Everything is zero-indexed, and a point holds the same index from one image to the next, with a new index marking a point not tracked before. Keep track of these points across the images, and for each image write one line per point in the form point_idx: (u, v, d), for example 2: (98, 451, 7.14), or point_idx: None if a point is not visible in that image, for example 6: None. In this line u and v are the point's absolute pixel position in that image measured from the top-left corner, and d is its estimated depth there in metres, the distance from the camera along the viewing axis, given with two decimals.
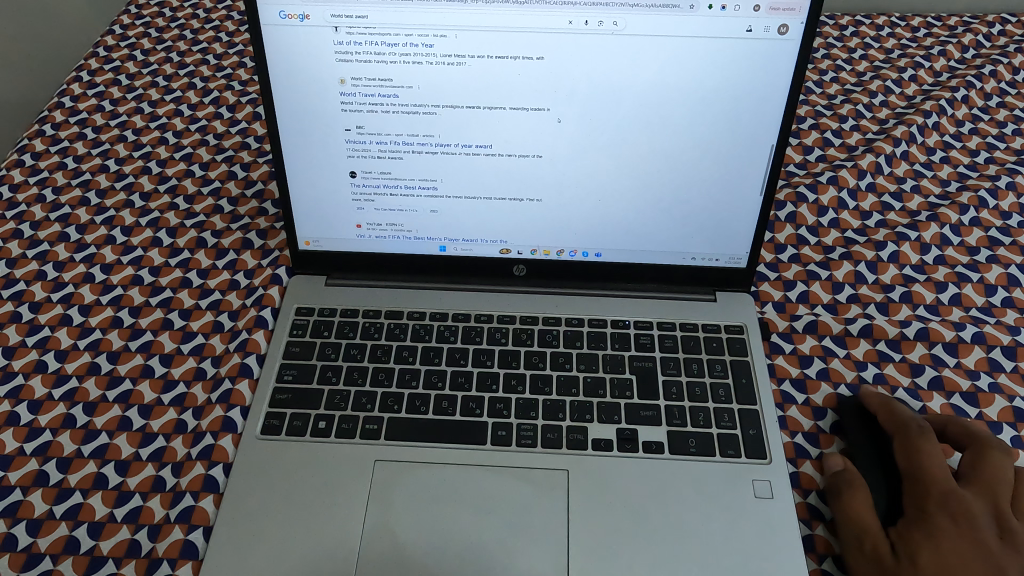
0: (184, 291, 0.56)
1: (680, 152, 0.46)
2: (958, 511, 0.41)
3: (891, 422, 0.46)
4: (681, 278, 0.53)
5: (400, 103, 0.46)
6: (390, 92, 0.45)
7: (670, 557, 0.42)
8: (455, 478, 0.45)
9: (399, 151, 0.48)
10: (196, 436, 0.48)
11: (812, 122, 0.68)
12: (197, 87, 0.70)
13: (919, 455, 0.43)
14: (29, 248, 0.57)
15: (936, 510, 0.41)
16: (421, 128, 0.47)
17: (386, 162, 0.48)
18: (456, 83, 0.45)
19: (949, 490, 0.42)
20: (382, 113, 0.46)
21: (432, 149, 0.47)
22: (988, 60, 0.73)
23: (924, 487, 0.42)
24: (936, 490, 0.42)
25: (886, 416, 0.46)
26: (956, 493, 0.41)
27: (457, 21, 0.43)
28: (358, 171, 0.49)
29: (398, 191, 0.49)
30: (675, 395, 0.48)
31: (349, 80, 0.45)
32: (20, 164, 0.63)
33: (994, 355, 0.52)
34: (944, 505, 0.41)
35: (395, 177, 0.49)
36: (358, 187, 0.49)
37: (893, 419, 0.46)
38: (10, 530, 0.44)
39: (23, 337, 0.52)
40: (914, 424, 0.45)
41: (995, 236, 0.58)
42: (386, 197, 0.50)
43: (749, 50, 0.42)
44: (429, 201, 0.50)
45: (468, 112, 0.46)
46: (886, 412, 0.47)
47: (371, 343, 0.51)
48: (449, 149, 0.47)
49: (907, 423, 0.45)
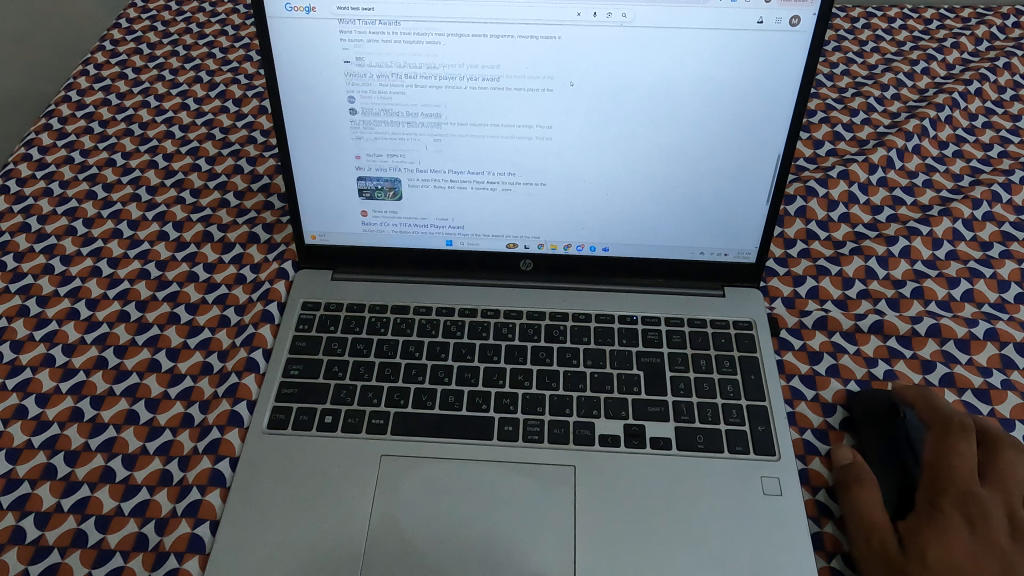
0: (190, 285, 0.55)
1: (691, 148, 0.47)
2: (973, 510, 0.41)
3: (932, 416, 0.46)
4: (689, 274, 0.53)
5: (406, 115, 0.46)
6: (399, 108, 0.46)
7: (681, 555, 0.43)
8: (474, 473, 0.45)
9: (410, 161, 0.48)
10: (202, 431, 0.47)
11: (822, 116, 0.68)
12: (204, 80, 0.69)
13: (947, 450, 0.43)
14: (36, 242, 0.56)
15: (952, 507, 0.41)
16: (432, 140, 0.47)
17: (392, 122, 0.46)
18: (467, 97, 0.45)
19: (967, 488, 0.42)
20: (392, 128, 0.46)
21: (440, 108, 0.46)
22: (1003, 52, 0.73)
23: (942, 483, 0.43)
24: (953, 488, 0.42)
25: (927, 410, 0.46)
26: (973, 492, 0.42)
27: (470, 23, 0.43)
28: (365, 133, 0.47)
29: (406, 155, 0.48)
30: (683, 390, 0.48)
31: (355, 63, 0.44)
32: (27, 158, 0.62)
33: (1007, 351, 0.52)
34: (960, 502, 0.41)
35: (403, 139, 0.47)
36: (364, 149, 0.47)
37: (931, 411, 0.46)
38: (19, 523, 0.43)
39: (31, 331, 0.51)
40: (955, 419, 0.45)
41: (1008, 231, 0.59)
42: (394, 158, 0.48)
43: (760, 42, 0.42)
44: (438, 160, 0.48)
45: (476, 122, 0.46)
46: (931, 407, 0.46)
47: (377, 338, 0.51)
48: (459, 108, 0.45)
49: (948, 417, 0.45)
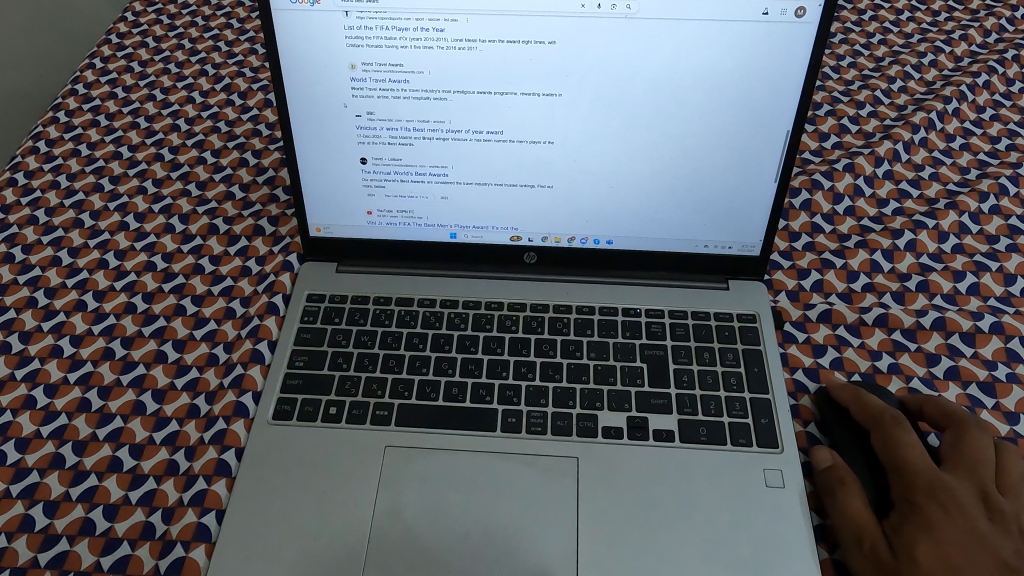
0: (196, 277, 0.56)
1: (693, 140, 0.45)
2: (947, 500, 0.40)
3: (863, 414, 0.45)
4: (695, 266, 0.52)
5: (407, 131, 0.46)
6: (405, 156, 0.48)
7: (679, 549, 0.42)
8: (475, 466, 0.45)
9: (410, 174, 0.48)
10: (208, 422, 0.48)
11: (828, 109, 0.67)
12: (208, 73, 0.71)
13: (896, 448, 0.43)
14: (44, 234, 0.58)
15: (927, 503, 0.40)
16: (433, 163, 0.48)
17: (392, 120, 0.46)
18: (467, 126, 0.46)
19: (934, 479, 0.41)
20: (394, 148, 0.47)
21: (441, 106, 0.45)
22: (1011, 44, 0.71)
23: (909, 480, 0.42)
24: (922, 482, 0.41)
25: (857, 410, 0.45)
26: (941, 481, 0.41)
27: (475, 81, 0.44)
28: (365, 130, 0.47)
29: (405, 151, 0.47)
30: (687, 382, 0.47)
31: (359, 67, 0.44)
32: (36, 151, 0.63)
33: (1013, 344, 0.51)
34: (933, 495, 0.40)
35: (402, 136, 0.47)
36: (366, 149, 0.47)
37: (864, 410, 0.45)
38: (29, 511, 0.44)
39: (39, 322, 0.53)
40: (889, 414, 0.44)
41: (1014, 224, 0.58)
42: (393, 155, 0.48)
43: (766, 33, 0.41)
44: (438, 155, 0.47)
45: (476, 146, 0.47)
46: (857, 404, 0.45)
47: (381, 330, 0.50)
48: (457, 106, 0.45)
49: (881, 412, 0.44)
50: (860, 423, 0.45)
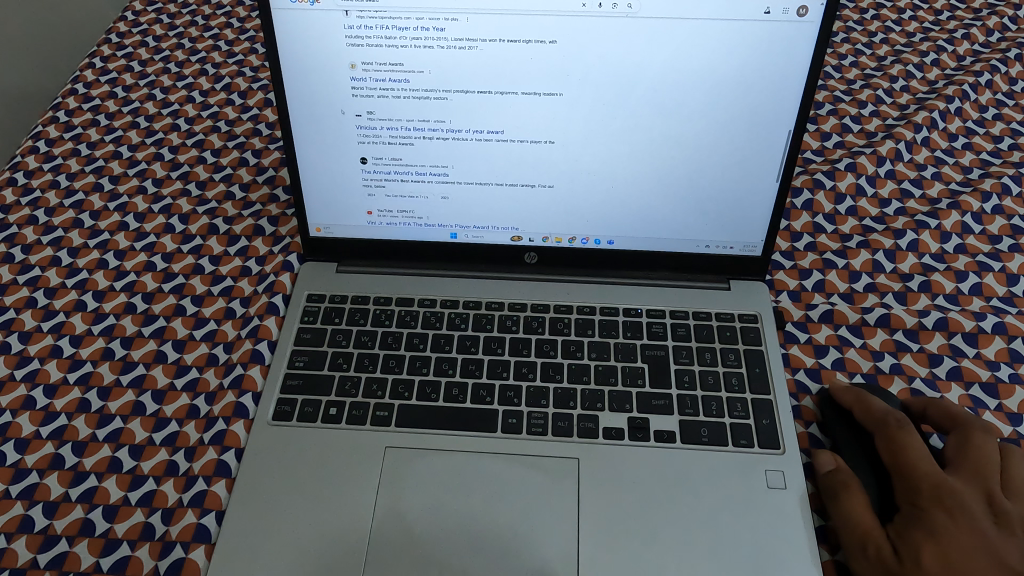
0: (196, 277, 0.56)
1: (693, 140, 0.45)
2: (952, 503, 0.40)
3: (867, 417, 0.45)
4: (696, 266, 0.51)
5: (408, 131, 0.46)
6: (405, 155, 0.47)
7: (680, 550, 0.42)
8: (475, 467, 0.44)
9: (410, 174, 0.48)
10: (208, 422, 0.48)
11: (830, 108, 0.67)
12: (208, 73, 0.70)
13: (900, 451, 0.42)
14: (44, 234, 0.58)
15: (932, 506, 0.40)
16: (433, 162, 0.48)
17: (392, 119, 0.46)
18: (467, 126, 0.46)
19: (939, 482, 0.41)
20: (395, 148, 0.47)
21: (441, 106, 0.45)
22: (1014, 43, 0.71)
23: (913, 482, 0.41)
24: (927, 485, 0.41)
25: (861, 412, 0.45)
26: (946, 484, 0.41)
27: (475, 81, 0.44)
28: (365, 131, 0.46)
29: (406, 152, 0.47)
30: (688, 383, 0.47)
31: (359, 67, 0.44)
32: (35, 151, 0.63)
33: (1015, 345, 0.51)
34: (938, 498, 0.40)
35: (403, 136, 0.47)
36: (366, 149, 0.47)
37: (868, 413, 0.45)
38: (28, 512, 0.44)
39: (39, 322, 0.53)
40: (893, 417, 0.44)
41: (1017, 224, 0.58)
42: (394, 155, 0.47)
43: (768, 32, 0.41)
44: (439, 155, 0.47)
45: (476, 146, 0.47)
46: (861, 406, 0.45)
47: (381, 330, 0.50)
48: (457, 106, 0.45)
49: (885, 415, 0.44)
50: (864, 426, 0.45)
